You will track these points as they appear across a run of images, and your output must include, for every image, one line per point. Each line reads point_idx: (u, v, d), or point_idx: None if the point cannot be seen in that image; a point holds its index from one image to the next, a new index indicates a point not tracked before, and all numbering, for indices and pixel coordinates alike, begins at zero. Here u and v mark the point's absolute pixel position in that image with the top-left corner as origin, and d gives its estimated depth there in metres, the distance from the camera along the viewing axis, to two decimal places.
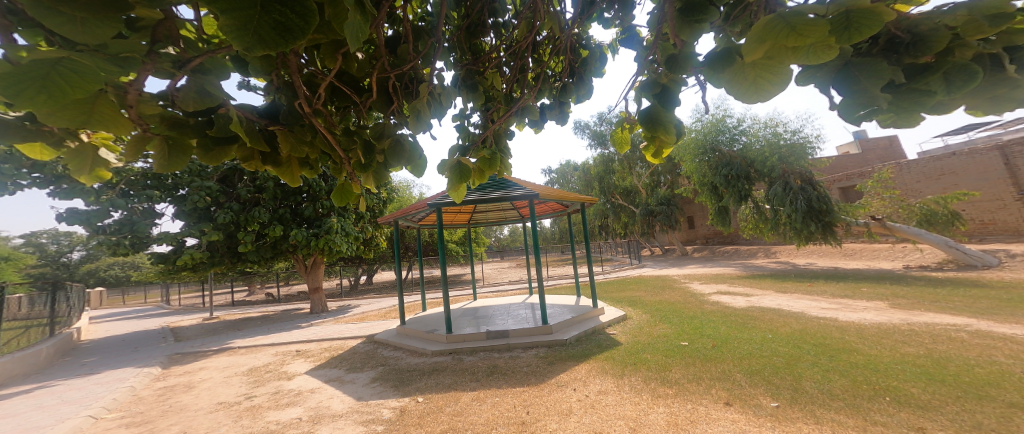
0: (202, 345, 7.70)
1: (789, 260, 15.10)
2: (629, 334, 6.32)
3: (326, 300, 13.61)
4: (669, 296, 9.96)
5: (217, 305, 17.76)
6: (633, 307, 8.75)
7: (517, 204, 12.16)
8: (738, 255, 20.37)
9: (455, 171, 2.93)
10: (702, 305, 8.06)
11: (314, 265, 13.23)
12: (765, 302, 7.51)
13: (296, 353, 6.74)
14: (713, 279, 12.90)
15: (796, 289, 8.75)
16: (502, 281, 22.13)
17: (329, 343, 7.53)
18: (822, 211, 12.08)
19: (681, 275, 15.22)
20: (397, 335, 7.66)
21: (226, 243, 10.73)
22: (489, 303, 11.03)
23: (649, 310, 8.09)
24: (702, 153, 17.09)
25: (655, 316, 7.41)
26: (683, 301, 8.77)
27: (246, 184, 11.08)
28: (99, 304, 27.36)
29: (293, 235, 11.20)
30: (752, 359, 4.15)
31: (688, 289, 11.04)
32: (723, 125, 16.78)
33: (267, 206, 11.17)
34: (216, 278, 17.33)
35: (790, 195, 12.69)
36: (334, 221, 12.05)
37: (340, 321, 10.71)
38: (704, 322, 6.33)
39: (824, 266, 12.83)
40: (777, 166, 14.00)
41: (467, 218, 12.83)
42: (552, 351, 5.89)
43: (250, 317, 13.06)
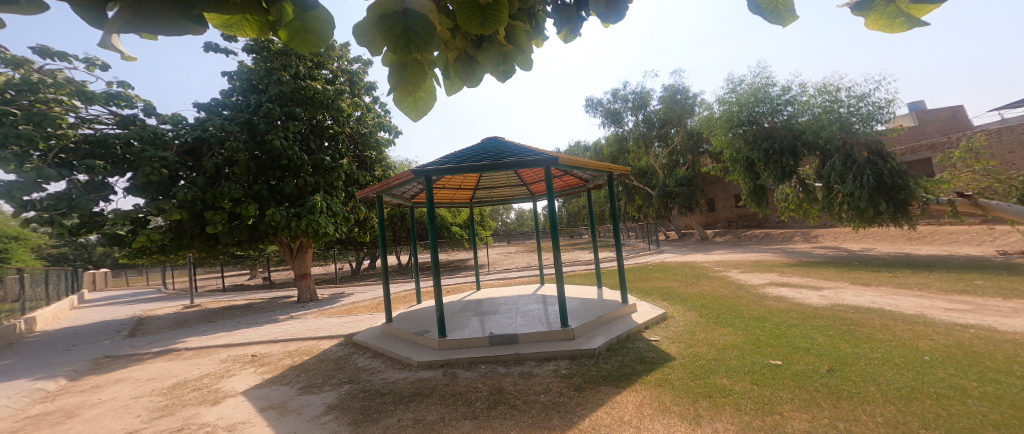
0: (146, 345, 6.37)
1: (839, 246, 13.13)
2: (678, 342, 4.70)
3: (316, 287, 12.35)
4: (709, 287, 8.26)
5: (208, 290, 16.81)
6: (670, 301, 7.13)
7: (526, 178, 10.48)
8: (770, 239, 18.38)
9: (398, 31, 1.04)
10: (761, 300, 6.38)
11: (300, 249, 11.83)
12: (849, 299, 5.77)
13: (250, 359, 5.37)
14: (753, 266, 11.14)
15: (879, 281, 6.96)
16: (508, 268, 20.66)
17: (296, 345, 6.14)
18: (894, 187, 10.14)
19: (711, 261, 13.48)
20: (380, 336, 6.23)
21: (194, 224, 9.22)
22: (494, 294, 9.54)
23: (692, 307, 6.42)
24: (738, 124, 14.90)
25: (706, 315, 5.75)
26: (732, 295, 7.11)
27: (212, 154, 9.53)
28: (104, 285, 27.42)
29: (271, 215, 9.74)
30: (927, 402, 2.47)
31: (729, 278, 9.31)
32: (764, 94, 14.46)
33: (240, 181, 9.58)
34: (204, 262, 16.28)
35: (853, 169, 10.64)
36: (318, 199, 10.48)
37: (324, 313, 9.34)
38: (781, 324, 4.68)
39: (888, 252, 10.88)
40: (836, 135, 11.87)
41: (469, 195, 11.22)
42: (577, 366, 4.34)
43: (232, 306, 11.83)
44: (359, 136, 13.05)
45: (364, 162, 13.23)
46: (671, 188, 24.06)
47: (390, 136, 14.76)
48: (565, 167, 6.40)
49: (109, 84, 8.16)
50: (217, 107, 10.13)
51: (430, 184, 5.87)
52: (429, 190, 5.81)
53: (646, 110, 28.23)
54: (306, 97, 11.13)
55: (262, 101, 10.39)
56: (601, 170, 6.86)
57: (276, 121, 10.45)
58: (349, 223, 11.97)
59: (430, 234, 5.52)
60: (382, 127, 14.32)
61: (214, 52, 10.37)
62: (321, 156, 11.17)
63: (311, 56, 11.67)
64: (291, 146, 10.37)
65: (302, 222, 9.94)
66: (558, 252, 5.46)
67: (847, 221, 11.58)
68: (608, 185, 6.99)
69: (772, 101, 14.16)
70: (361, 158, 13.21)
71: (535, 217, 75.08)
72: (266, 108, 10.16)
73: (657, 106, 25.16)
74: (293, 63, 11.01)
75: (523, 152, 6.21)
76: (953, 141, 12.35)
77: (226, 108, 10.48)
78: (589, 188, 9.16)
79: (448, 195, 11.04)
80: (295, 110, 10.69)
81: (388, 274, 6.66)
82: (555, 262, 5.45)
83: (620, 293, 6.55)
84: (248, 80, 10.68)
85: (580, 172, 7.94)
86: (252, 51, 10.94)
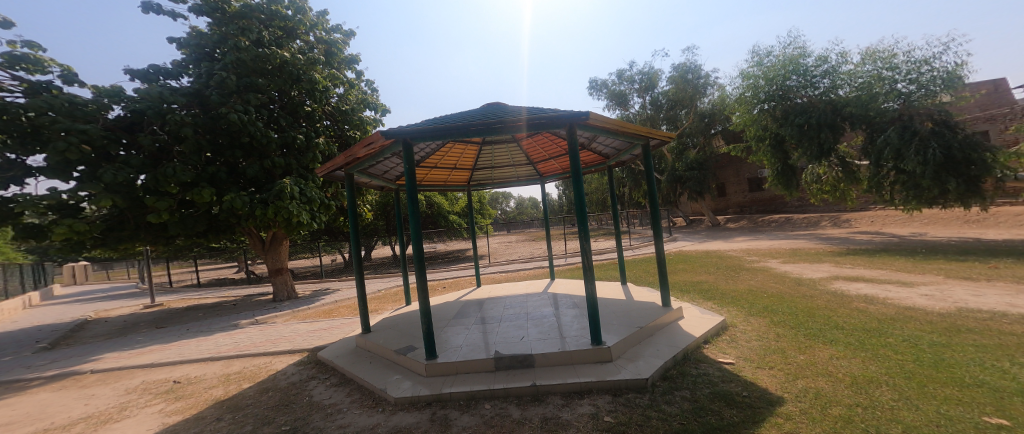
0: (46, 365, 4.85)
1: (883, 231, 11.68)
2: (766, 368, 3.26)
3: (293, 284, 10.77)
4: (757, 282, 6.82)
5: (180, 287, 15.26)
6: (719, 301, 5.72)
7: (534, 155, 8.97)
8: (793, 224, 16.93)
9: None
10: (844, 301, 4.95)
11: (274, 242, 10.23)
12: (975, 302, 4.33)
13: (168, 389, 3.87)
14: (791, 254, 9.74)
15: (981, 275, 5.56)
16: (508, 259, 19.20)
17: (241, 364, 4.65)
18: (965, 160, 8.71)
19: (738, 249, 12.04)
20: (353, 353, 4.82)
21: (134, 213, 7.62)
22: (498, 293, 8.09)
23: (755, 310, 4.96)
24: (767, 100, 13.25)
25: (786, 323, 4.29)
26: (798, 292, 5.69)
27: (156, 132, 7.96)
28: (82, 279, 26.12)
29: (229, 201, 8.08)
30: None
31: (774, 269, 7.91)
32: (797, 63, 12.68)
33: (189, 161, 7.96)
34: (172, 256, 14.69)
35: (915, 142, 9.09)
36: (288, 183, 8.84)
37: (297, 315, 7.85)
38: (917, 343, 3.25)
39: (950, 237, 9.47)
40: (890, 106, 10.24)
41: (467, 176, 9.73)
42: (630, 409, 2.91)
43: (197, 306, 10.28)
44: (341, 114, 11.46)
45: (347, 143, 11.59)
46: (682, 172, 22.45)
47: (376, 116, 13.08)
48: (592, 131, 4.79)
49: (10, 43, 6.50)
50: (157, 75, 8.37)
51: (412, 154, 4.22)
52: (410, 161, 4.17)
53: (653, 91, 26.42)
54: (271, 67, 9.47)
55: (215, 69, 8.73)
56: (634, 137, 5.25)
57: (235, 94, 8.84)
58: (329, 211, 10.34)
59: (412, 223, 3.95)
60: (367, 106, 12.67)
61: (156, 13, 8.64)
62: (293, 134, 9.54)
63: (278, 22, 9.98)
64: (253, 121, 8.74)
65: (268, 209, 8.29)
66: (587, 243, 3.98)
67: (903, 203, 10.07)
68: (643, 158, 5.40)
69: (807, 73, 12.49)
70: (343, 138, 11.58)
71: (534, 206, 73.48)
72: (220, 77, 8.50)
73: (667, 86, 23.36)
74: (253, 26, 9.34)
75: (536, 112, 4.58)
76: (1023, 111, 10.98)
77: (172, 78, 8.76)
78: (610, 166, 7.61)
79: (442, 176, 9.46)
80: (258, 81, 9.05)
81: (361, 273, 5.11)
82: (583, 256, 3.97)
83: (661, 294, 5.10)
84: (198, 46, 9.05)
85: (602, 143, 6.37)
86: (202, 13, 9.23)
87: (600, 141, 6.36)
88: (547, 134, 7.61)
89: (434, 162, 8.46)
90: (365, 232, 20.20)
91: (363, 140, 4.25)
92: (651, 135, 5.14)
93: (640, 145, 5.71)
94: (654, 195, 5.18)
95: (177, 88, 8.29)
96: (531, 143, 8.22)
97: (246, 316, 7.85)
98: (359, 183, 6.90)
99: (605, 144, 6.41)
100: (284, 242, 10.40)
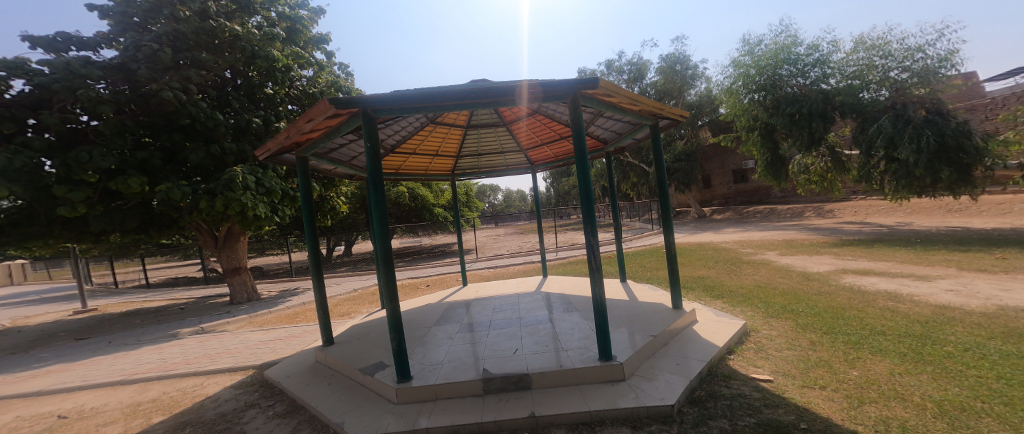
0: None
1: (871, 222, 11.64)
2: (814, 388, 2.69)
3: (254, 284, 9.54)
4: (765, 277, 6.37)
5: (126, 289, 13.65)
6: (731, 300, 5.20)
7: (526, 141, 8.18)
8: (778, 215, 16.97)
9: None
10: (869, 298, 4.50)
11: (229, 237, 8.91)
12: (1015, 299, 3.93)
13: (45, 428, 2.88)
14: (788, 246, 9.45)
15: (998, 268, 5.28)
16: (494, 253, 18.44)
17: (162, 385, 3.66)
18: (957, 147, 8.58)
19: (730, 241, 11.75)
20: (310, 370, 3.98)
21: (42, 206, 6.41)
22: (486, 294, 7.36)
23: (775, 312, 4.43)
24: (758, 90, 12.98)
25: (817, 328, 3.76)
26: (814, 288, 5.23)
27: (71, 111, 6.69)
28: (18, 280, 23.44)
29: (165, 191, 6.84)
30: None
31: (776, 262, 7.53)
32: (789, 52, 12.41)
33: (112, 145, 6.79)
34: (115, 254, 13.07)
35: (909, 130, 8.93)
36: (239, 172, 7.69)
37: (253, 321, 6.82)
38: (986, 354, 2.76)
39: (939, 227, 9.44)
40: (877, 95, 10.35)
41: (450, 164, 8.85)
42: None
43: (138, 311, 8.97)
44: (308, 98, 10.23)
45: None
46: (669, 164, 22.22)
47: None
48: (597, 106, 4.03)
49: None
50: (67, 44, 7.06)
51: (377, 131, 3.33)
52: (375, 139, 3.31)
53: (640, 82, 26.02)
54: (219, 41, 8.31)
55: (144, 40, 7.47)
56: (643, 116, 4.54)
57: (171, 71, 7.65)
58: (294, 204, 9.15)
59: (375, 215, 3.10)
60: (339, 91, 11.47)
61: None
62: (246, 117, 8.39)
63: None
64: (194, 102, 7.66)
65: (216, 201, 7.11)
66: (595, 241, 3.28)
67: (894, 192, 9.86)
68: (651, 139, 4.69)
69: (799, 63, 12.26)
70: None
71: (518, 199, 72.82)
72: (150, 48, 7.27)
73: (654, 77, 23.01)
74: None
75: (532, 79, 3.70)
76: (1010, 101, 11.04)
77: (88, 50, 7.40)
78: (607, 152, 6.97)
79: (422, 165, 8.54)
80: (200, 55, 7.84)
81: (319, 279, 4.19)
82: (589, 256, 3.28)
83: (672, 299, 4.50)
84: (125, 15, 7.69)
85: (601, 124, 5.69)
86: None
87: (600, 122, 5.67)
88: (539, 116, 6.87)
89: (414, 149, 7.53)
90: (341, 226, 18.90)
91: (305, 113, 3.13)
92: (669, 114, 4.31)
93: (647, 126, 5.01)
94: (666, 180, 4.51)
95: (97, 60, 7.04)
96: (522, 127, 7.46)
97: (189, 323, 6.70)
98: (322, 171, 5.92)
99: (604, 124, 5.73)
100: (242, 236, 9.12)
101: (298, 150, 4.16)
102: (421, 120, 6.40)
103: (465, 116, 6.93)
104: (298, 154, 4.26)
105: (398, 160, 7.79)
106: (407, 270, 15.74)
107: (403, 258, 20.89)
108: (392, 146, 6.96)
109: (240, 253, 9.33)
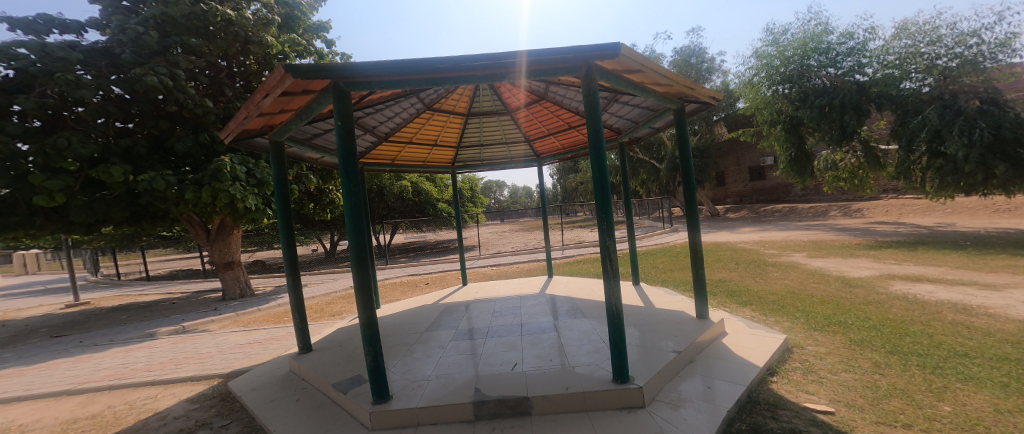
0: None
1: (905, 222, 10.78)
2: (889, 424, 2.06)
3: (248, 280, 9.19)
4: (796, 282, 5.71)
5: (128, 282, 13.54)
6: (761, 308, 4.56)
7: (532, 131, 7.58)
8: (798, 215, 16.10)
9: None
10: (931, 310, 3.83)
11: (222, 230, 8.58)
12: None
13: None
14: (816, 247, 8.73)
15: None
16: (499, 251, 17.95)
17: (111, 398, 3.23)
18: (1012, 141, 7.87)
19: (749, 241, 11.03)
20: (281, 380, 3.50)
21: (20, 194, 6.08)
22: (489, 296, 6.86)
23: (818, 325, 3.80)
24: (783, 80, 12.17)
25: (876, 347, 3.12)
26: (858, 296, 4.57)
27: (51, 97, 6.35)
28: (33, 268, 23.87)
29: (148, 181, 6.37)
30: None
31: (806, 265, 6.84)
32: (820, 40, 11.59)
33: (93, 131, 6.41)
34: (116, 246, 12.95)
35: (960, 123, 8.20)
36: (228, 161, 7.23)
37: (238, 320, 6.42)
38: None
39: (985, 228, 8.61)
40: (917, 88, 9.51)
41: (451, 156, 8.33)
42: None
43: (129, 305, 8.70)
44: None
45: None
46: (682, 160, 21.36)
47: None
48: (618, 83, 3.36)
49: None
50: (47, 27, 6.78)
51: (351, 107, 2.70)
52: (348, 117, 2.70)
53: None
54: (212, 26, 7.88)
55: (130, 24, 7.15)
56: (668, 99, 3.90)
57: (159, 57, 7.30)
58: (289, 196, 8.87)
59: (344, 205, 2.50)
60: None
61: None
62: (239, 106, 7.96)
63: None
64: (182, 87, 7.10)
65: (203, 191, 6.67)
66: (611, 240, 2.71)
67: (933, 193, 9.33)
68: (677, 125, 4.06)
69: (829, 51, 11.42)
70: None
71: (525, 196, 72.27)
72: (135, 32, 6.93)
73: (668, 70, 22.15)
74: None
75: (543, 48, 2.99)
76: None
77: (71, 34, 7.06)
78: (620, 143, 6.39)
79: (421, 156, 8.01)
80: (189, 39, 7.46)
81: (294, 281, 3.66)
82: (604, 257, 2.74)
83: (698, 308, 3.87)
84: None
85: (616, 109, 5.12)
86: None
87: (614, 108, 5.12)
88: (547, 102, 6.30)
89: (412, 138, 7.01)
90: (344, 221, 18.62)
91: (262, 86, 2.53)
92: (700, 96, 3.62)
93: (670, 111, 4.40)
94: (692, 171, 3.91)
95: (80, 45, 6.72)
96: (528, 115, 6.90)
97: (168, 322, 6.29)
98: (308, 161, 5.41)
99: (619, 111, 5.15)
100: (236, 229, 8.81)
101: (271, 133, 3.58)
102: (417, 105, 5.86)
103: (466, 102, 6.38)
104: (271, 138, 3.65)
105: (395, 150, 7.27)
106: (409, 267, 15.34)
107: (407, 254, 20.55)
108: (386, 135, 6.42)
109: (234, 247, 9.01)
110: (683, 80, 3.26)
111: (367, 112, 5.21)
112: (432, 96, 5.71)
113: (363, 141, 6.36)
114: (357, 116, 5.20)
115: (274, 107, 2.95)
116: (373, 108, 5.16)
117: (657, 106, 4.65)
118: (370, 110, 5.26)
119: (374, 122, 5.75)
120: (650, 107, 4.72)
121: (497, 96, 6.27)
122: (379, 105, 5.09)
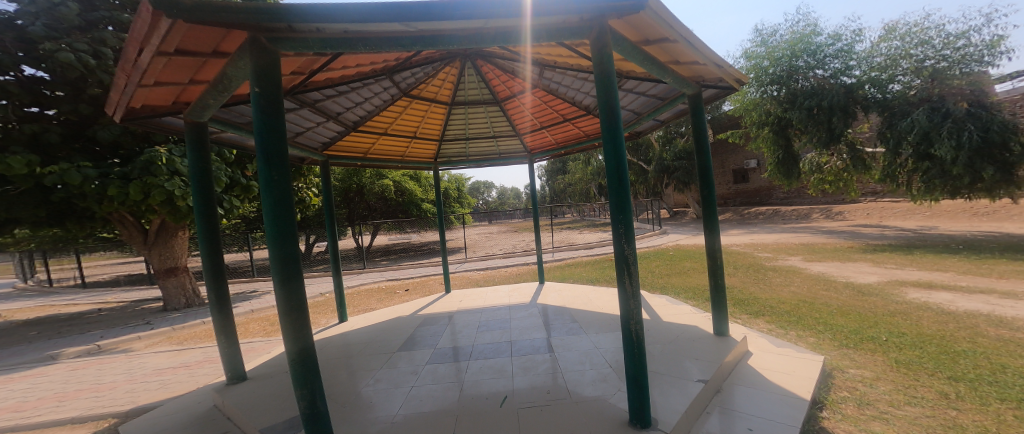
0: None
1: (890, 225, 10.85)
2: None
3: (195, 287, 8.11)
4: (806, 288, 5.30)
5: (60, 289, 11.98)
6: (778, 320, 4.06)
7: (523, 123, 6.90)
8: (783, 217, 16.22)
9: None
10: (971, 323, 3.41)
11: (163, 232, 7.47)
12: None
13: None
14: (811, 250, 8.53)
15: None
16: (485, 253, 17.23)
17: None
18: (1001, 143, 7.93)
19: (740, 244, 10.84)
20: (198, 419, 2.69)
21: None
22: (474, 307, 6.16)
23: (846, 341, 3.27)
24: (772, 82, 12.17)
25: (930, 371, 2.61)
26: (881, 305, 4.15)
27: None
28: None
29: (58, 174, 5.29)
30: None
31: (808, 270, 6.51)
32: (809, 42, 11.66)
33: None
34: (45, 248, 11.40)
35: (955, 125, 8.23)
36: (164, 153, 6.18)
37: (172, 337, 5.44)
38: None
39: (969, 231, 8.66)
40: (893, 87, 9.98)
41: (433, 149, 7.56)
42: None
43: (48, 318, 7.45)
44: None
45: None
46: (669, 162, 21.32)
47: None
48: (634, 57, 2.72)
49: None
50: None
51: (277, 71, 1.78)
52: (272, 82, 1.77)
53: None
54: None
55: None
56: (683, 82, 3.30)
57: (83, 32, 6.20)
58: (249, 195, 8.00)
59: (261, 196, 1.69)
60: None
61: None
62: None
63: None
64: (108, 66, 5.99)
65: (130, 187, 5.59)
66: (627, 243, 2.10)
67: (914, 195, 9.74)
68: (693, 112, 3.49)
69: (818, 53, 11.48)
70: None
71: (511, 197, 71.87)
72: (49, 1, 5.85)
73: None
74: None
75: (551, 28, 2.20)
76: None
77: None
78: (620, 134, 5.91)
79: (398, 150, 7.19)
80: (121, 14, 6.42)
81: (220, 296, 2.84)
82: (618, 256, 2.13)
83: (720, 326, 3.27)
84: None
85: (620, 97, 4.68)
86: None
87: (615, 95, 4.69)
88: (540, 91, 5.70)
89: (387, 128, 6.20)
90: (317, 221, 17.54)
91: (131, 37, 1.61)
92: (726, 78, 3.06)
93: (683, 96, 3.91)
94: (709, 156, 3.31)
95: None
96: (518, 106, 6.26)
97: (79, 341, 5.23)
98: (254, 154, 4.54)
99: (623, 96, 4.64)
100: (181, 232, 7.72)
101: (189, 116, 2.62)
102: (392, 91, 5.07)
103: (449, 88, 5.67)
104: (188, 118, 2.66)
105: (369, 142, 6.43)
106: (388, 271, 14.38)
107: (387, 256, 19.50)
108: (356, 124, 5.58)
109: (180, 252, 7.90)
110: (715, 55, 2.68)
111: (331, 97, 4.37)
112: (409, 80, 4.95)
113: (328, 132, 5.48)
114: (317, 100, 4.30)
115: (177, 74, 2.14)
116: (337, 92, 4.33)
117: (667, 94, 4.19)
118: (334, 94, 4.41)
119: (340, 109, 4.90)
120: (658, 93, 4.29)
121: (484, 82, 5.60)
122: (344, 87, 4.26)
